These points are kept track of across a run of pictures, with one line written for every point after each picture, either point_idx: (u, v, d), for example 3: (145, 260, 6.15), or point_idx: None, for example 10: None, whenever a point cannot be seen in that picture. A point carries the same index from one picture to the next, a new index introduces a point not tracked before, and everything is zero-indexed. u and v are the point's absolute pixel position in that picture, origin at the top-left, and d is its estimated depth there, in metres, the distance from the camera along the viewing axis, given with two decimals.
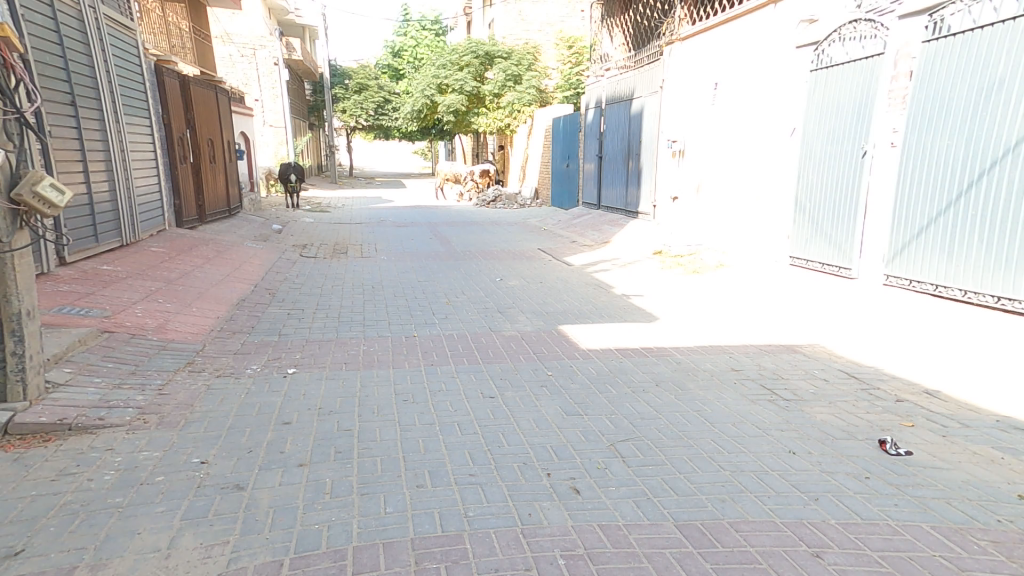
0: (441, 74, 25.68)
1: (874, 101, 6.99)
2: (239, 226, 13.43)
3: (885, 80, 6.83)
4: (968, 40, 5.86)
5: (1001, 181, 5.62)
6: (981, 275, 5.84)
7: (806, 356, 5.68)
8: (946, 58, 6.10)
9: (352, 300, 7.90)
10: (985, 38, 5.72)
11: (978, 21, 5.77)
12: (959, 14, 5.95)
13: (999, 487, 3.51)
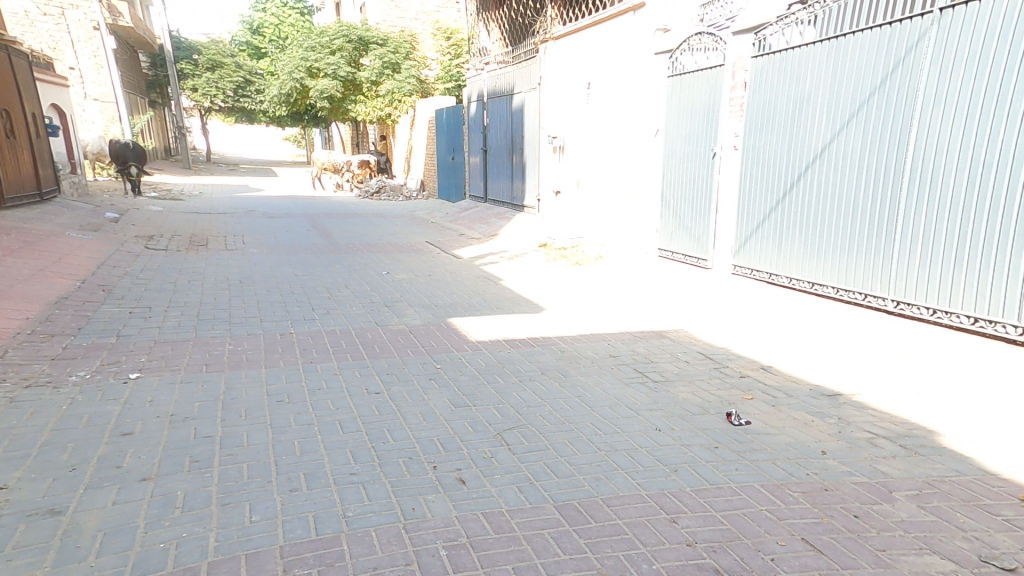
0: (310, 56, 24.30)
1: (718, 107, 7.82)
2: (59, 214, 11.62)
3: (726, 89, 7.68)
4: (786, 58, 6.81)
5: (813, 183, 6.63)
6: (803, 265, 6.85)
7: (672, 341, 6.25)
8: (770, 74, 7.04)
9: (214, 296, 7.23)
10: (797, 58, 6.68)
11: (790, 42, 6.75)
12: (777, 35, 6.93)
13: (810, 445, 4.17)
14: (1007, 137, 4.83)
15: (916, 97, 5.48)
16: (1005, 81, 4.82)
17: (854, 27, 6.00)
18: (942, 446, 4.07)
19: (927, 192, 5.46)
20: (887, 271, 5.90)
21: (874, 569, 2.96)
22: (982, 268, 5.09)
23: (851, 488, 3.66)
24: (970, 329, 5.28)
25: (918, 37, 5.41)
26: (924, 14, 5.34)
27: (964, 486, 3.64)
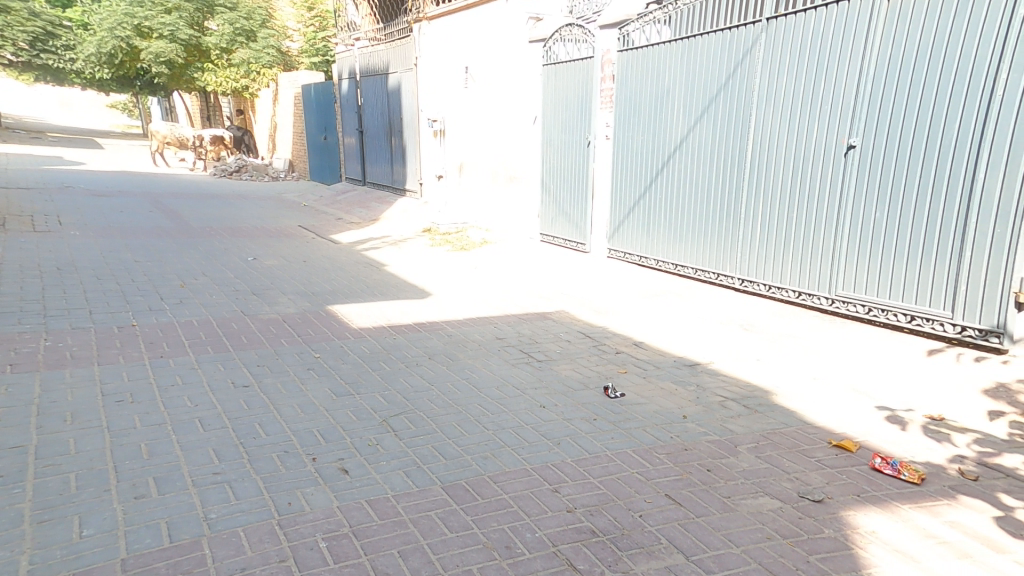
0: (138, 12, 21.49)
1: (590, 98, 8.22)
2: None
3: (596, 80, 8.08)
4: (647, 54, 7.35)
5: (673, 172, 7.25)
6: (667, 248, 7.50)
7: (554, 322, 6.53)
8: (633, 68, 7.57)
9: (21, 286, 6.21)
10: (656, 55, 7.23)
11: (649, 40, 7.30)
12: (638, 31, 7.44)
13: (674, 411, 4.63)
14: (819, 135, 5.67)
15: (751, 97, 6.21)
16: (816, 86, 5.64)
17: (700, 30, 6.63)
18: (776, 403, 4.71)
19: (762, 182, 6.23)
20: (733, 253, 6.67)
21: (721, 513, 3.37)
22: (802, 249, 5.96)
23: (705, 445, 4.13)
24: (795, 302, 6.17)
25: (752, 42, 6.12)
26: (756, 22, 6.05)
27: (791, 436, 4.26)
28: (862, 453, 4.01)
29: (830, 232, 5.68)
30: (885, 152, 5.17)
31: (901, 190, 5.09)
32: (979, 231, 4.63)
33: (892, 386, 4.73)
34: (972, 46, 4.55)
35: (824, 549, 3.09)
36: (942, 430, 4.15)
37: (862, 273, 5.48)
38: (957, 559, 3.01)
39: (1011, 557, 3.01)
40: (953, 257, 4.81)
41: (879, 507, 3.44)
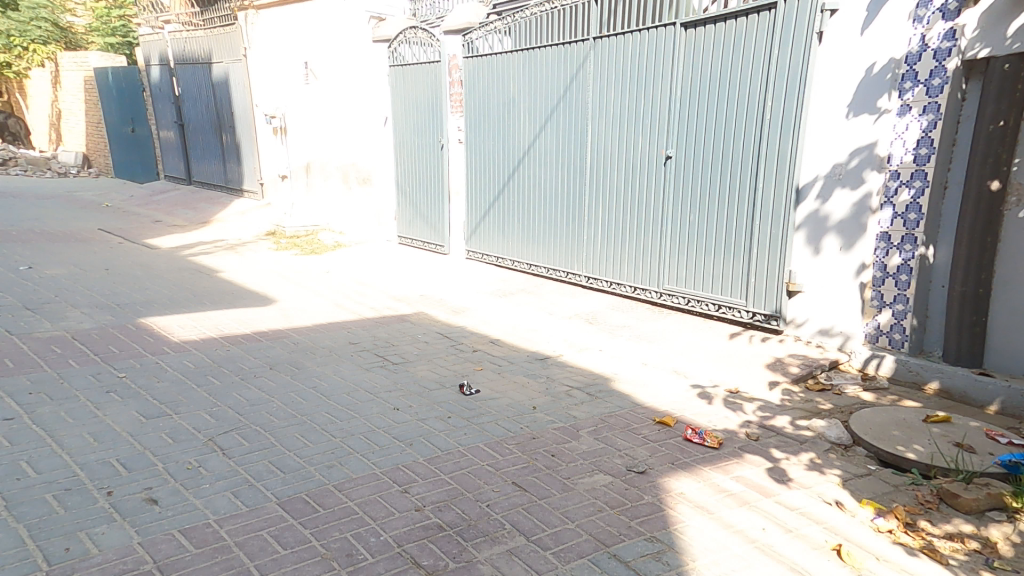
0: None
1: (439, 102, 8.34)
2: None
3: (445, 85, 8.23)
4: (491, 62, 7.65)
5: (523, 176, 7.59)
6: (522, 248, 7.84)
7: (412, 323, 6.41)
8: (479, 74, 7.84)
9: None
10: (502, 63, 7.54)
11: (492, 48, 7.63)
12: (481, 40, 7.75)
13: (523, 403, 4.65)
14: (641, 144, 6.14)
15: (586, 108, 6.67)
16: (636, 100, 6.13)
17: (539, 43, 7.03)
18: (613, 389, 5.01)
19: (599, 187, 6.69)
20: (578, 252, 7.09)
21: (559, 494, 3.48)
22: (632, 247, 6.45)
23: (550, 433, 4.21)
24: (632, 296, 6.65)
25: (582, 58, 6.60)
26: (585, 40, 6.53)
27: (623, 417, 4.54)
28: (678, 427, 4.41)
29: (654, 233, 6.18)
30: (693, 161, 5.71)
31: (706, 197, 5.65)
32: (764, 232, 5.24)
33: (704, 366, 5.32)
34: (749, 70, 5.13)
35: (644, 513, 3.34)
36: (737, 401, 4.75)
37: (681, 269, 6.03)
38: (737, 507, 3.39)
39: (777, 499, 3.44)
40: (746, 255, 5.43)
41: (687, 471, 3.80)
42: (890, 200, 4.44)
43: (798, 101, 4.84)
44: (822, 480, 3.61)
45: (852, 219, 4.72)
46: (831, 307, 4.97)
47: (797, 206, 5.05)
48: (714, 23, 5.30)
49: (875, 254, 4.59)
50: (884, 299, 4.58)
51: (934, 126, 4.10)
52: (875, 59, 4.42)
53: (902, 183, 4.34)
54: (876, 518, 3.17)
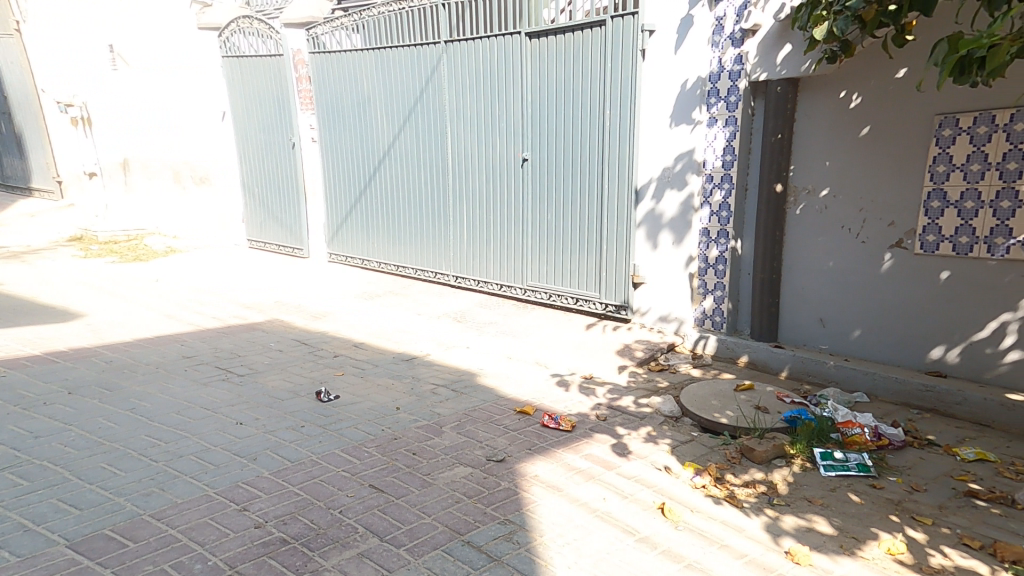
0: None
1: (288, 98, 8.06)
2: None
3: (292, 80, 7.97)
4: (340, 59, 7.51)
5: (384, 176, 7.50)
6: (388, 250, 7.74)
7: (264, 332, 5.96)
8: (328, 71, 7.67)
9: None
10: (352, 61, 7.42)
11: (340, 45, 7.47)
12: (327, 35, 7.59)
13: (387, 405, 4.30)
14: (500, 147, 6.33)
15: (443, 110, 6.74)
16: (491, 104, 6.30)
17: (388, 43, 7.00)
18: (479, 383, 4.75)
19: (463, 188, 6.78)
20: (446, 251, 7.13)
21: (418, 490, 3.15)
22: (497, 246, 6.59)
23: (413, 431, 3.87)
24: (499, 293, 6.77)
25: (436, 60, 6.66)
26: (436, 42, 6.59)
27: (487, 410, 4.22)
28: (537, 415, 4.15)
29: (515, 232, 6.37)
30: (546, 163, 5.96)
31: (559, 198, 5.91)
32: (613, 228, 5.49)
33: (565, 358, 5.21)
34: (593, 80, 5.42)
35: (500, 498, 3.08)
36: (591, 386, 4.66)
37: (542, 266, 6.21)
38: (582, 482, 3.24)
39: (618, 472, 3.36)
40: (596, 251, 5.69)
41: (543, 455, 3.56)
42: (707, 201, 4.77)
43: (631, 109, 5.18)
44: (655, 449, 3.60)
45: (680, 218, 5.00)
46: (668, 294, 5.21)
47: (637, 205, 5.30)
48: (555, 35, 5.62)
49: (700, 248, 4.89)
50: (707, 286, 4.87)
51: (734, 137, 4.49)
52: (686, 76, 4.78)
53: (715, 185, 4.68)
54: (693, 476, 3.22)
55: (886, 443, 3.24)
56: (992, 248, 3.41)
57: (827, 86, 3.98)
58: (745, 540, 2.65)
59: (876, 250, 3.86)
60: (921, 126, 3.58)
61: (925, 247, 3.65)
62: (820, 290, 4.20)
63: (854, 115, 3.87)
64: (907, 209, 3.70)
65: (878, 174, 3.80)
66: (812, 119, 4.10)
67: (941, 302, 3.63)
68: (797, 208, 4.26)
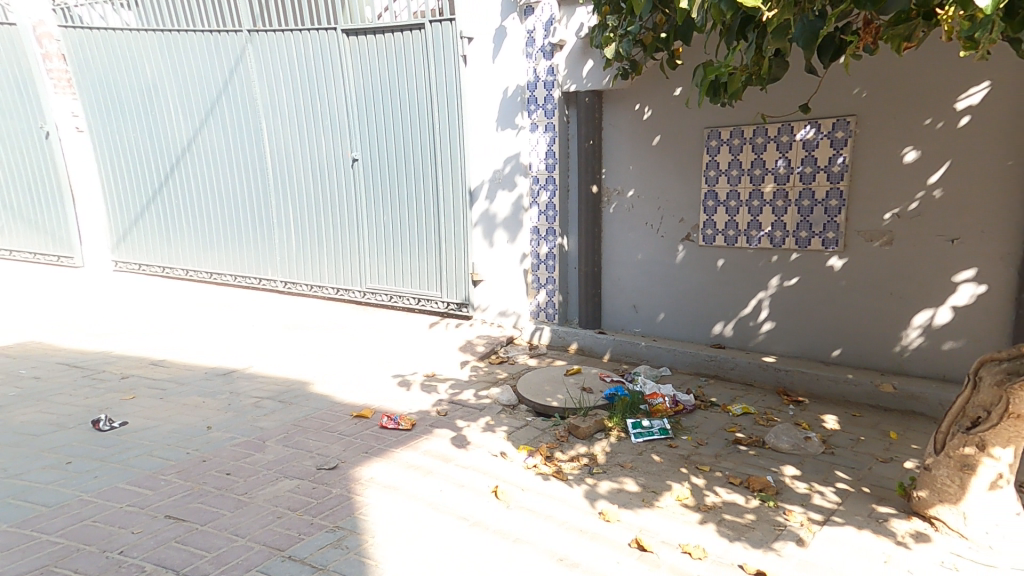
0: None
1: (35, 80, 7.00)
2: None
3: (37, 58, 6.90)
4: (109, 39, 6.67)
5: (184, 174, 6.79)
6: (194, 255, 7.01)
7: (14, 358, 4.89)
8: (94, 52, 6.80)
9: None
10: (126, 42, 6.62)
11: (105, 21, 6.62)
12: (83, 9, 6.67)
13: (194, 426, 3.83)
14: (326, 146, 6.05)
15: (255, 106, 6.24)
16: (312, 102, 5.99)
17: (175, 27, 6.32)
18: (311, 392, 4.46)
19: (286, 189, 6.33)
20: (270, 255, 6.60)
21: (232, 513, 2.86)
22: (330, 249, 6.28)
23: (228, 451, 3.49)
24: (335, 297, 6.45)
25: (241, 52, 6.13)
26: (239, 31, 6.07)
27: (319, 418, 4.00)
28: (376, 417, 4.02)
29: (348, 233, 6.15)
30: (377, 164, 5.84)
31: (392, 200, 5.84)
32: (453, 228, 5.56)
33: (401, 358, 5.12)
34: (422, 86, 5.44)
35: (329, 507, 2.92)
36: (433, 383, 4.61)
37: (381, 267, 6.06)
38: (421, 477, 3.21)
39: (456, 463, 3.37)
40: (438, 253, 5.71)
41: (379, 456, 3.45)
42: (535, 201, 5.10)
43: (460, 113, 5.30)
44: (492, 436, 3.69)
45: (512, 217, 5.25)
46: (505, 291, 5.45)
47: (472, 205, 5.46)
48: (378, 35, 5.51)
49: (532, 245, 5.19)
50: (540, 281, 5.20)
51: (553, 142, 4.87)
52: (507, 84, 5.05)
53: (541, 186, 5.03)
54: (526, 458, 3.39)
55: (681, 408, 3.77)
56: (750, 239, 4.09)
57: (624, 100, 4.52)
58: (567, 509, 2.86)
59: (672, 243, 4.47)
60: (692, 137, 4.25)
61: (706, 239, 4.29)
62: (632, 280, 4.75)
63: (648, 125, 4.44)
64: (690, 207, 4.34)
65: (670, 177, 4.41)
66: (617, 128, 4.61)
67: (718, 285, 4.29)
68: (611, 207, 4.76)
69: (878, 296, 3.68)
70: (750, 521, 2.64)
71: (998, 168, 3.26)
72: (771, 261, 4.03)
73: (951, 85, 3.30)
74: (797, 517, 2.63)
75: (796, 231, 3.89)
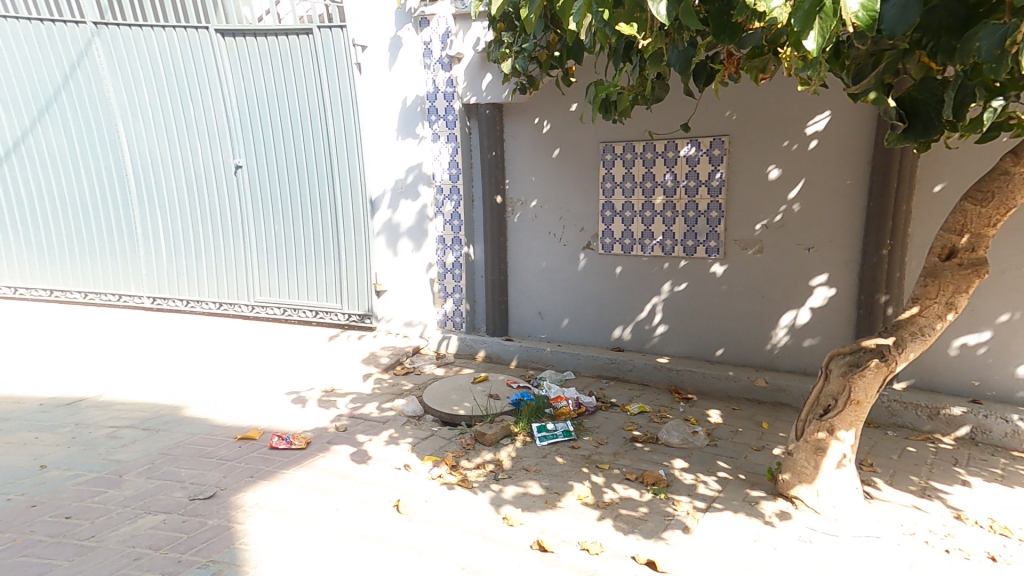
0: None
1: None
2: None
3: None
4: None
5: (17, 176, 6.13)
6: (29, 270, 6.30)
7: None
8: None
9: None
10: None
11: None
12: None
13: (24, 466, 3.34)
14: (203, 151, 5.65)
15: (109, 106, 5.69)
16: (178, 104, 5.57)
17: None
18: (181, 417, 4.08)
19: (150, 196, 5.85)
20: (142, 268, 6.03)
21: (69, 563, 2.54)
22: (214, 260, 5.85)
23: (68, 492, 3.08)
24: (218, 313, 5.98)
25: (85, 45, 5.56)
26: (82, 22, 5.48)
27: (194, 444, 3.67)
28: (265, 438, 3.76)
29: (232, 244, 5.77)
30: (261, 172, 5.55)
31: (277, 210, 5.57)
32: (353, 238, 5.38)
33: (287, 376, 4.82)
34: (311, 91, 5.24)
35: (202, 540, 2.69)
36: (331, 398, 4.41)
37: (272, 280, 5.73)
38: (317, 496, 3.06)
39: (355, 480, 3.24)
40: (337, 264, 5.49)
41: (267, 479, 3.23)
42: (440, 210, 5.08)
43: (355, 122, 5.17)
44: (395, 449, 3.60)
45: (417, 226, 5.19)
46: (409, 301, 5.37)
47: (373, 216, 5.33)
48: (256, 37, 5.24)
49: (438, 254, 5.16)
50: (447, 290, 5.18)
51: (456, 152, 4.90)
52: (405, 94, 5.01)
53: (445, 196, 5.02)
54: (431, 468, 3.35)
55: (583, 410, 3.92)
56: (644, 247, 4.36)
57: (524, 113, 4.66)
58: (471, 517, 2.86)
59: (574, 251, 4.66)
60: (588, 153, 4.47)
61: (605, 248, 4.51)
62: (537, 287, 4.88)
63: (547, 138, 4.61)
64: (589, 217, 4.56)
65: (570, 189, 4.60)
66: (517, 140, 4.74)
67: (617, 291, 4.53)
68: (515, 216, 4.87)
69: (753, 299, 4.06)
70: (643, 513, 2.80)
71: (840, 186, 3.70)
72: (664, 268, 4.33)
73: (801, 112, 3.74)
74: (683, 506, 2.84)
75: (683, 240, 4.21)
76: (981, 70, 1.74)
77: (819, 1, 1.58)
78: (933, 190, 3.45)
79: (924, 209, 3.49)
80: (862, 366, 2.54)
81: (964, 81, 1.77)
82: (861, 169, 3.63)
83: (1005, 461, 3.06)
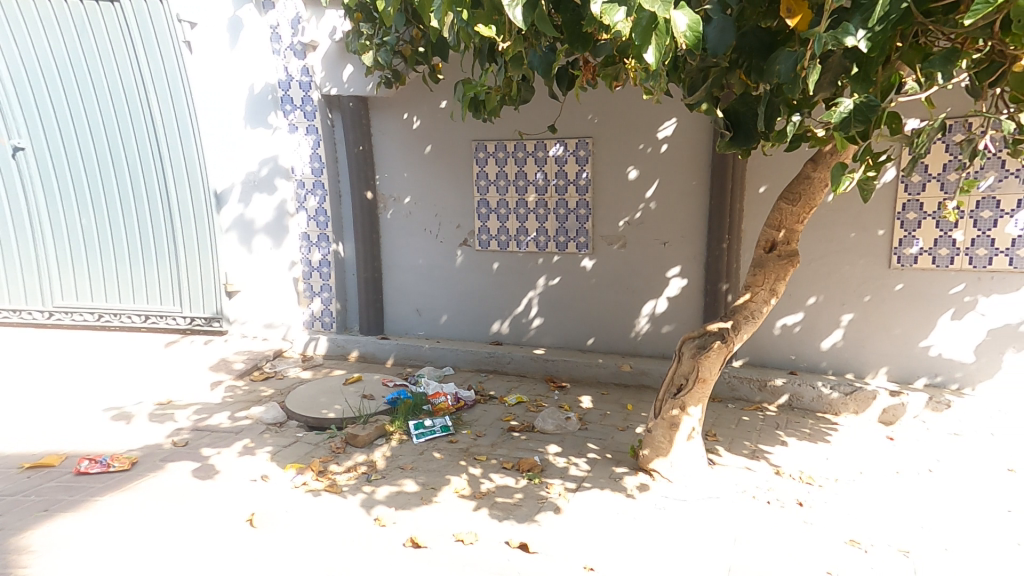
0: None
1: None
2: None
3: None
4: None
5: None
6: None
7: None
8: None
9: None
10: None
11: None
12: None
13: None
14: None
15: None
16: None
17: None
18: None
19: None
20: None
21: None
22: (2, 259, 5.23)
23: None
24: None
25: None
26: None
27: None
28: (66, 464, 3.29)
29: (9, 240, 5.19)
30: (50, 156, 5.02)
31: (73, 201, 5.09)
32: (185, 234, 5.00)
33: (100, 392, 4.25)
34: (114, 70, 4.76)
35: None
36: (166, 412, 3.98)
37: (77, 280, 5.19)
38: (158, 521, 2.75)
39: (202, 497, 2.96)
40: (171, 263, 5.07)
41: (69, 510, 2.82)
42: (303, 206, 4.82)
43: (179, 106, 4.78)
44: (251, 459, 3.36)
45: (277, 222, 4.88)
46: (267, 302, 5.03)
47: (219, 210, 4.94)
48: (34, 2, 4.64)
49: (302, 252, 4.90)
50: (313, 289, 4.95)
51: (318, 145, 4.68)
52: (252, 81, 4.69)
53: (308, 191, 4.79)
54: (294, 476, 3.18)
55: (462, 405, 3.96)
56: (519, 243, 4.51)
57: (391, 108, 4.59)
58: (338, 523, 2.76)
59: (451, 248, 4.68)
60: (460, 152, 4.52)
61: (482, 245, 4.60)
62: (414, 284, 4.84)
63: (418, 134, 4.58)
64: (466, 214, 4.61)
65: (442, 185, 4.61)
66: (386, 134, 4.66)
67: (495, 286, 4.64)
68: (388, 213, 4.79)
69: (618, 290, 4.39)
70: (518, 499, 2.92)
71: (688, 186, 4.12)
72: (538, 263, 4.51)
73: (651, 119, 4.10)
74: (556, 488, 3.01)
75: (556, 236, 4.43)
76: (782, 90, 2.05)
77: (653, 20, 1.72)
78: (759, 191, 3.96)
79: (753, 208, 4.00)
80: (708, 348, 2.87)
81: (771, 98, 2.07)
82: (704, 170, 4.06)
83: (813, 421, 3.65)
